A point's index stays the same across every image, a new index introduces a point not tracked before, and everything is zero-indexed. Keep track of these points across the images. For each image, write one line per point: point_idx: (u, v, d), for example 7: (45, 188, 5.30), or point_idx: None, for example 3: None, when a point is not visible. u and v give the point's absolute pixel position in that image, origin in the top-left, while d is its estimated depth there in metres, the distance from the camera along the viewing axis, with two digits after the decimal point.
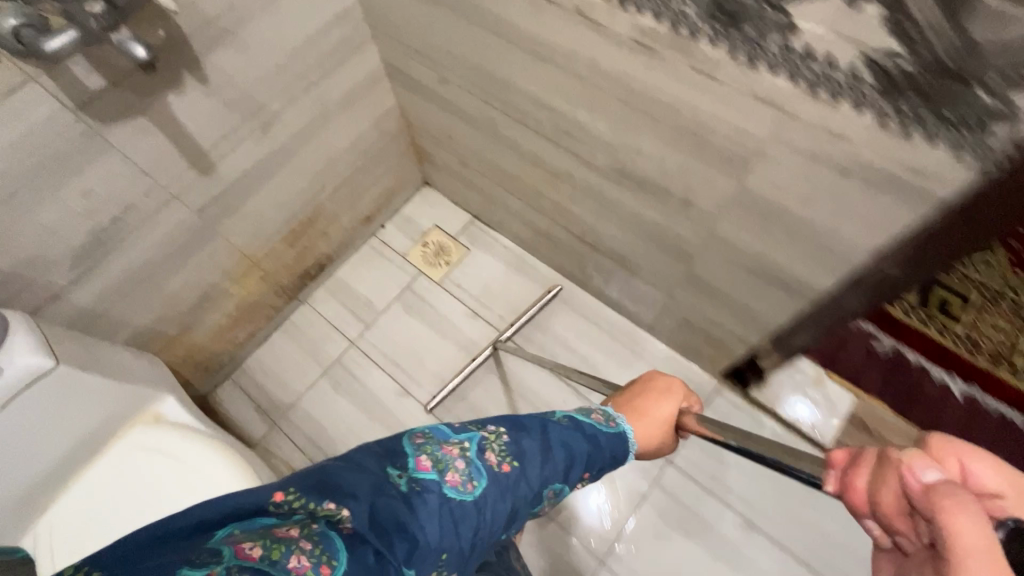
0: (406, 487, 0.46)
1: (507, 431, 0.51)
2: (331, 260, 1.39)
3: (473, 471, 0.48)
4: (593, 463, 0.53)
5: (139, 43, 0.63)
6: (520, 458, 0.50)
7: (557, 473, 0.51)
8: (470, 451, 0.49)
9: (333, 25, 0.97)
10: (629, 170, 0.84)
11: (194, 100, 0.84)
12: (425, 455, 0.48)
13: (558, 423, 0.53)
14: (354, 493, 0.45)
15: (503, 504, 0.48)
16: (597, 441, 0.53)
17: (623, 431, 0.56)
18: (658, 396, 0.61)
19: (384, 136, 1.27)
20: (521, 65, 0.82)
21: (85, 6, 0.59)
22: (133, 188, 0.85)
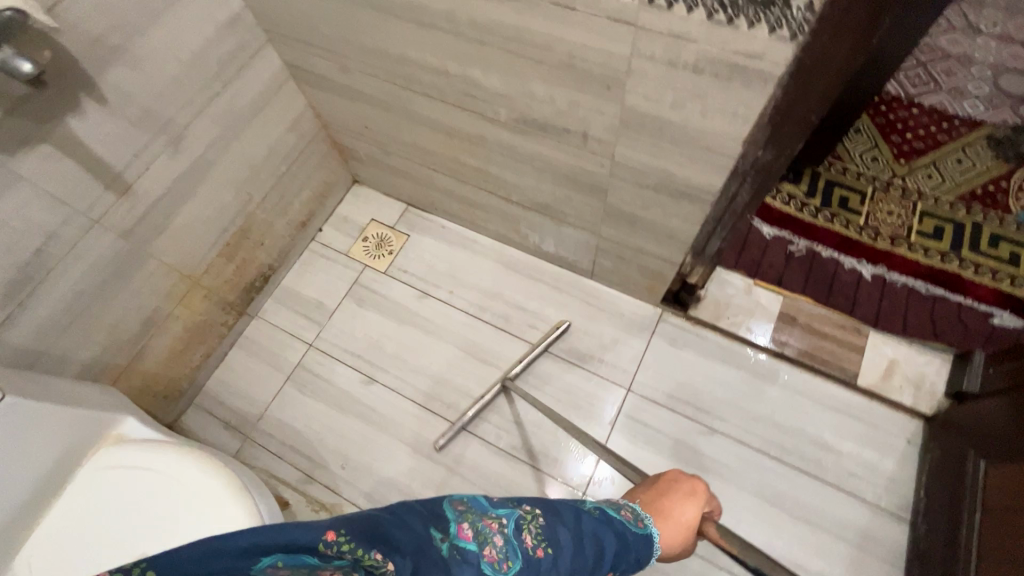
0: (450, 552, 0.48)
1: (542, 517, 0.55)
2: (274, 270, 1.40)
3: (509, 550, 0.50)
4: (615, 564, 0.56)
5: (25, 59, 0.65)
6: (554, 547, 0.52)
7: (585, 569, 0.53)
8: (508, 529, 0.53)
9: (226, 33, 1.00)
10: (529, 118, 0.90)
11: (97, 121, 0.86)
12: (466, 524, 0.52)
13: (589, 515, 0.57)
14: (401, 548, 0.44)
15: None
16: (626, 539, 0.57)
17: (651, 533, 0.59)
18: (682, 499, 0.63)
19: (302, 138, 1.29)
20: (410, 36, 0.87)
21: None
22: (50, 219, 0.85)
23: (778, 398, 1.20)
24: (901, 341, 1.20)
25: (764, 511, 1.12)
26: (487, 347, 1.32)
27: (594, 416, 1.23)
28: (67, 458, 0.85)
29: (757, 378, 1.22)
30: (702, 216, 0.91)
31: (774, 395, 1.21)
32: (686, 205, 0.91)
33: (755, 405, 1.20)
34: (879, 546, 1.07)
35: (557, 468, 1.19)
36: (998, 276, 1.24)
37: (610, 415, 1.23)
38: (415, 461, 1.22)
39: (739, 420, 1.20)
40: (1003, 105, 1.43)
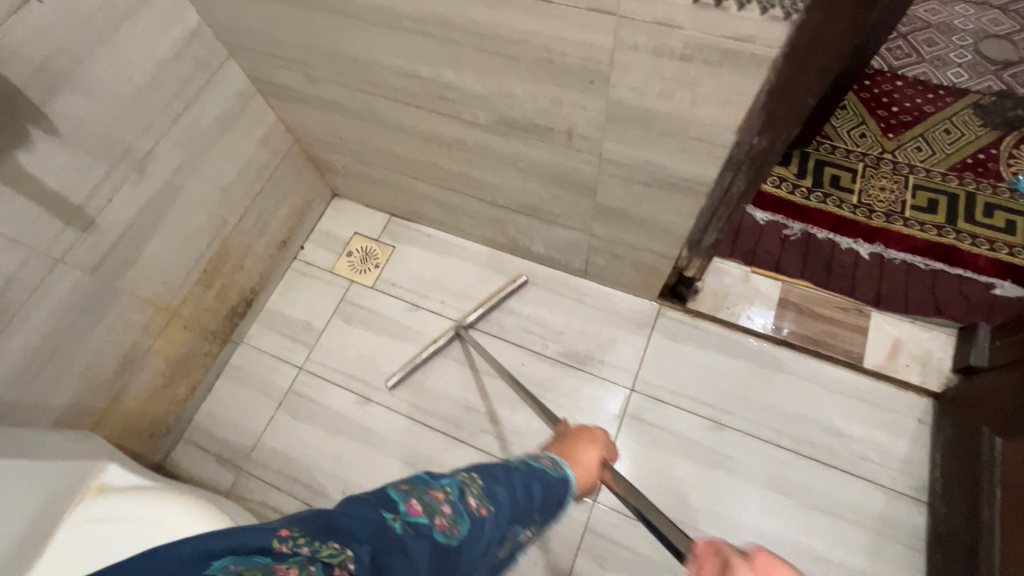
0: (401, 533, 0.51)
1: (480, 479, 0.59)
2: (257, 293, 1.35)
3: (457, 516, 0.54)
4: (546, 507, 0.63)
5: None
6: (495, 505, 0.57)
7: (523, 517, 0.59)
8: (453, 495, 0.56)
9: (184, 50, 0.95)
10: (509, 119, 0.86)
11: (49, 154, 0.80)
12: (414, 500, 0.55)
13: (519, 468, 0.63)
14: (357, 540, 0.49)
15: (480, 547, 0.54)
16: (548, 484, 0.63)
17: (567, 476, 0.66)
18: (585, 446, 0.73)
19: (274, 154, 1.24)
20: (377, 42, 0.82)
21: None
22: (7, 262, 0.80)
23: (786, 386, 1.17)
24: (904, 320, 1.18)
25: (783, 504, 1.09)
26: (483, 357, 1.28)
27: (599, 419, 1.19)
28: (40, 526, 0.78)
29: (762, 367, 1.19)
30: (697, 208, 0.88)
31: (782, 384, 1.18)
32: (679, 198, 0.87)
33: (763, 396, 1.17)
34: (898, 530, 1.05)
35: None
36: (994, 246, 1.22)
37: (616, 417, 1.19)
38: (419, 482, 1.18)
39: (747, 412, 1.17)
40: (987, 71, 1.41)
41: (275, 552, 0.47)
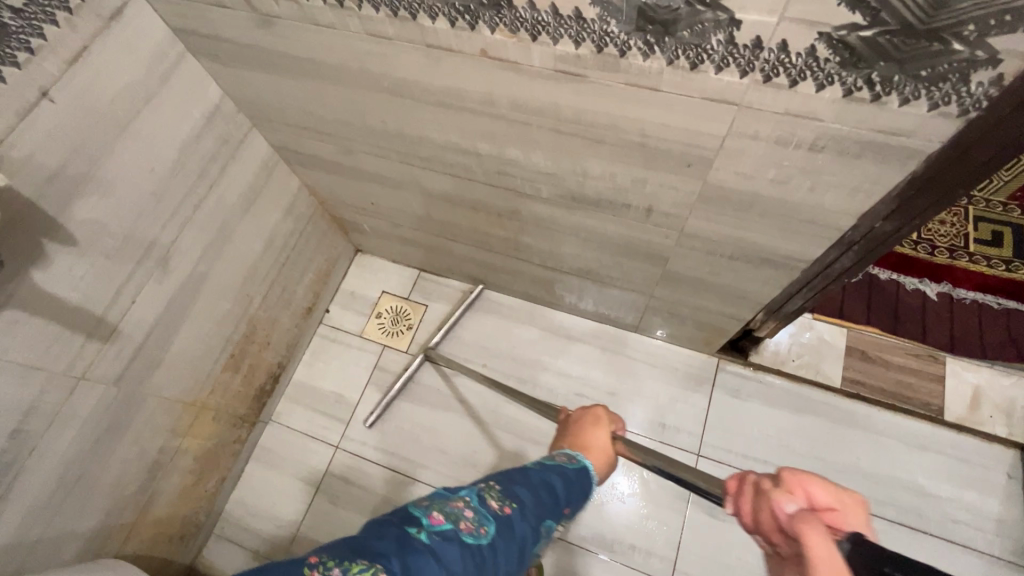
0: (425, 541, 0.47)
1: (498, 484, 0.56)
2: (284, 366, 1.25)
3: (482, 518, 0.51)
4: (571, 501, 0.61)
5: None
6: (519, 502, 0.54)
7: (549, 511, 0.57)
8: (473, 502, 0.53)
9: (206, 128, 0.85)
10: (579, 195, 0.78)
11: (66, 268, 0.70)
12: (435, 511, 0.50)
13: (534, 467, 0.62)
14: (382, 555, 0.44)
15: (512, 545, 0.51)
16: (569, 475, 0.62)
17: (585, 465, 0.66)
18: (592, 429, 0.70)
19: (299, 221, 1.14)
20: (432, 119, 0.73)
21: None
22: (24, 393, 0.70)
23: (862, 442, 1.10)
24: (981, 365, 1.12)
25: None
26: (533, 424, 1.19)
27: (667, 491, 1.11)
28: None
29: (836, 422, 1.12)
30: (788, 280, 0.80)
31: (858, 438, 1.10)
32: (768, 271, 0.79)
33: (840, 453, 1.10)
34: None
35: (638, 557, 1.07)
36: None
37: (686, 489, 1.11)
38: None
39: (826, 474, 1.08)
40: None
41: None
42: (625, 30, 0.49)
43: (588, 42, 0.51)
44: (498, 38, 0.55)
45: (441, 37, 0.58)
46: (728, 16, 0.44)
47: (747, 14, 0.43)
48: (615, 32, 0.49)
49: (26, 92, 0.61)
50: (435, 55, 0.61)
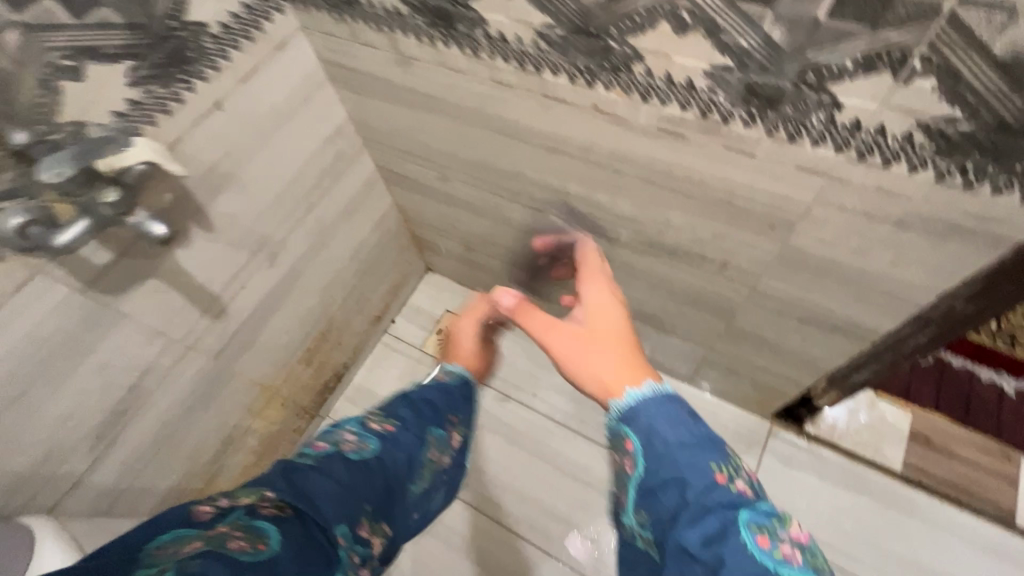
0: (305, 464, 0.52)
1: (381, 408, 0.61)
2: (348, 368, 1.34)
3: (363, 438, 0.56)
4: (455, 407, 0.65)
5: (156, 220, 0.63)
6: (399, 420, 0.59)
7: (432, 421, 0.61)
8: (355, 427, 0.57)
9: (327, 144, 0.96)
10: (657, 242, 0.82)
11: (201, 249, 0.81)
12: (318, 441, 0.55)
13: (421, 386, 0.65)
14: (269, 478, 0.50)
15: (397, 455, 0.56)
16: (447, 390, 0.65)
17: (466, 373, 0.69)
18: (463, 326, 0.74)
19: (385, 236, 1.24)
20: (531, 159, 0.81)
21: (98, 196, 0.59)
22: (147, 352, 0.80)
23: (915, 532, 1.05)
24: None
25: None
26: (580, 462, 1.18)
27: None
28: None
29: (889, 507, 1.07)
30: (857, 350, 0.81)
31: (910, 527, 1.05)
32: (838, 339, 0.80)
33: (891, 541, 1.05)
34: None
35: None
36: None
37: None
38: None
39: (874, 560, 1.04)
40: None
41: (195, 524, 0.46)
42: (732, 101, 0.55)
43: (694, 107, 0.57)
44: (611, 95, 0.62)
45: (559, 90, 0.66)
46: (831, 99, 0.49)
47: (849, 97, 0.49)
48: (722, 102, 0.55)
49: (205, 101, 0.73)
50: (549, 104, 0.69)
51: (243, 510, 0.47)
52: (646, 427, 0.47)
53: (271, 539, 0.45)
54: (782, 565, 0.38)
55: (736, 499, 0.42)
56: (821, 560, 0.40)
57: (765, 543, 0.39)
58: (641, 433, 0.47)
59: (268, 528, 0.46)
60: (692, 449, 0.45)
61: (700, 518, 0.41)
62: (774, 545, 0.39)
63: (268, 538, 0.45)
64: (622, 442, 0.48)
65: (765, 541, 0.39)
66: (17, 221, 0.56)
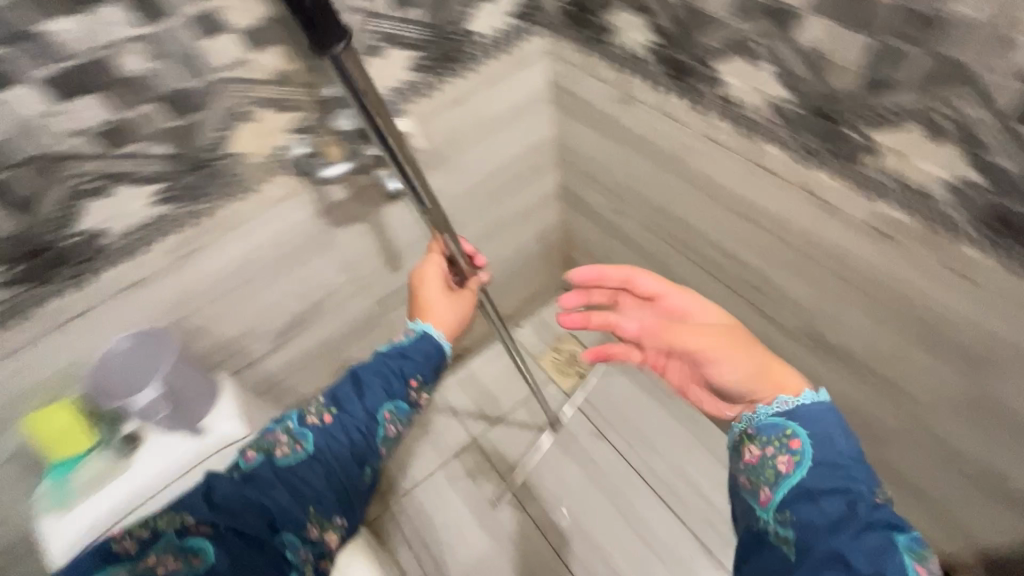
0: (232, 479, 0.57)
1: (323, 395, 0.65)
2: (468, 352, 1.41)
3: (297, 437, 0.60)
4: (409, 371, 0.67)
5: (394, 179, 0.82)
6: (337, 407, 0.63)
7: (382, 395, 0.64)
8: (291, 425, 0.61)
9: (528, 153, 1.06)
10: (823, 338, 0.78)
11: (405, 209, 0.95)
12: (250, 448, 0.61)
13: (372, 360, 0.67)
14: (188, 504, 0.56)
15: (336, 442, 0.61)
16: (395, 354, 0.68)
17: (424, 332, 0.72)
18: (425, 283, 0.78)
19: (544, 247, 1.31)
20: (716, 218, 0.82)
21: (365, 148, 0.77)
22: (338, 279, 0.96)
23: None
24: None
25: None
26: (646, 520, 1.15)
27: None
28: None
29: None
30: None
31: None
32: (1011, 516, 0.69)
33: None
34: None
35: None
36: None
37: None
38: None
39: None
40: None
41: (121, 557, 0.53)
42: (969, 221, 0.52)
43: (919, 215, 0.56)
44: (829, 180, 0.62)
45: (773, 161, 0.67)
46: None
47: None
48: (956, 218, 0.53)
49: (455, 94, 0.86)
50: (757, 173, 0.70)
51: (173, 532, 0.54)
52: (824, 433, 0.51)
53: (203, 555, 0.52)
54: None
55: (897, 521, 0.45)
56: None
57: (920, 567, 0.42)
58: (817, 435, 0.51)
59: (199, 545, 0.53)
60: (862, 469, 0.49)
61: (868, 529, 0.44)
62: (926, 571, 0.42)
63: (201, 554, 0.52)
64: (788, 439, 0.52)
65: (921, 566, 0.42)
66: (307, 150, 0.75)
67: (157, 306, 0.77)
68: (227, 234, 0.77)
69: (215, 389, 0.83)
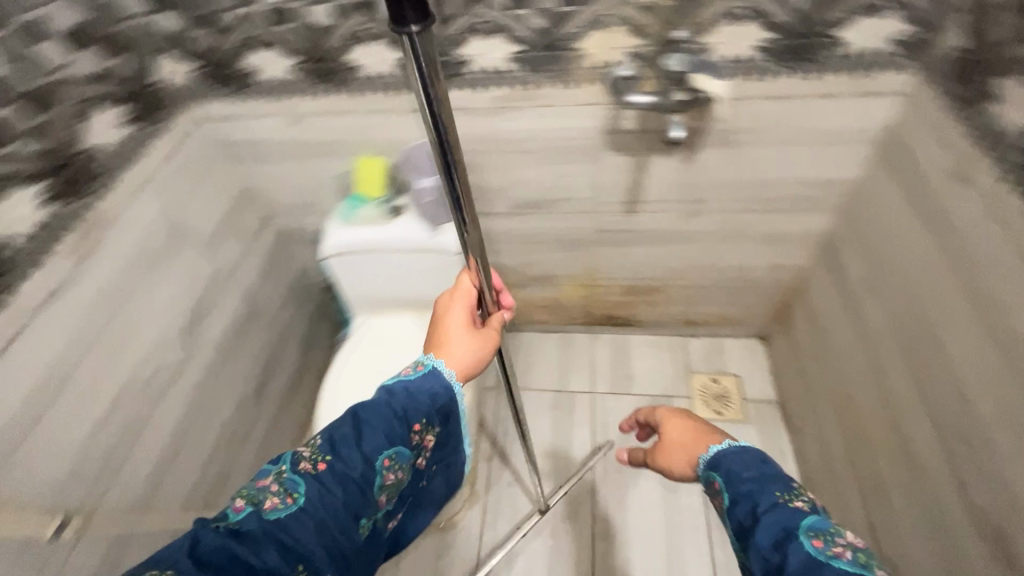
0: (217, 533, 0.47)
1: (319, 437, 0.55)
2: (636, 327, 1.46)
3: (290, 484, 0.50)
4: (413, 415, 0.57)
5: (680, 128, 0.87)
6: (333, 454, 0.53)
7: (380, 437, 0.54)
8: (283, 471, 0.52)
9: (817, 183, 1.01)
10: (1006, 537, 0.64)
11: (671, 166, 1.02)
12: (239, 498, 0.50)
13: (368, 401, 0.57)
14: (167, 560, 0.45)
15: (331, 493, 0.51)
16: (399, 392, 0.58)
17: (430, 368, 0.61)
18: (447, 319, 0.65)
19: (769, 282, 1.25)
20: (972, 344, 0.70)
21: (674, 95, 0.83)
22: (584, 193, 1.09)
23: None
24: None
25: None
26: (684, 566, 1.12)
27: None
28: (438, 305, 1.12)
29: None
30: None
31: None
32: None
33: None
34: None
35: None
36: None
37: None
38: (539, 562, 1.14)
39: None
40: None
41: None
42: None
43: None
44: None
45: None
46: None
47: None
48: None
49: (783, 91, 0.87)
50: None
51: None
52: (726, 466, 0.51)
53: None
54: (836, 560, 0.41)
55: (790, 514, 0.45)
56: (877, 565, 0.42)
57: (818, 543, 0.42)
58: (723, 466, 0.51)
59: None
60: (764, 478, 0.48)
61: (771, 531, 0.44)
62: (828, 549, 0.42)
63: None
64: (711, 483, 0.52)
65: (819, 542, 0.42)
66: (625, 72, 0.85)
67: (461, 133, 1.00)
68: (535, 108, 0.94)
69: (457, 211, 1.04)
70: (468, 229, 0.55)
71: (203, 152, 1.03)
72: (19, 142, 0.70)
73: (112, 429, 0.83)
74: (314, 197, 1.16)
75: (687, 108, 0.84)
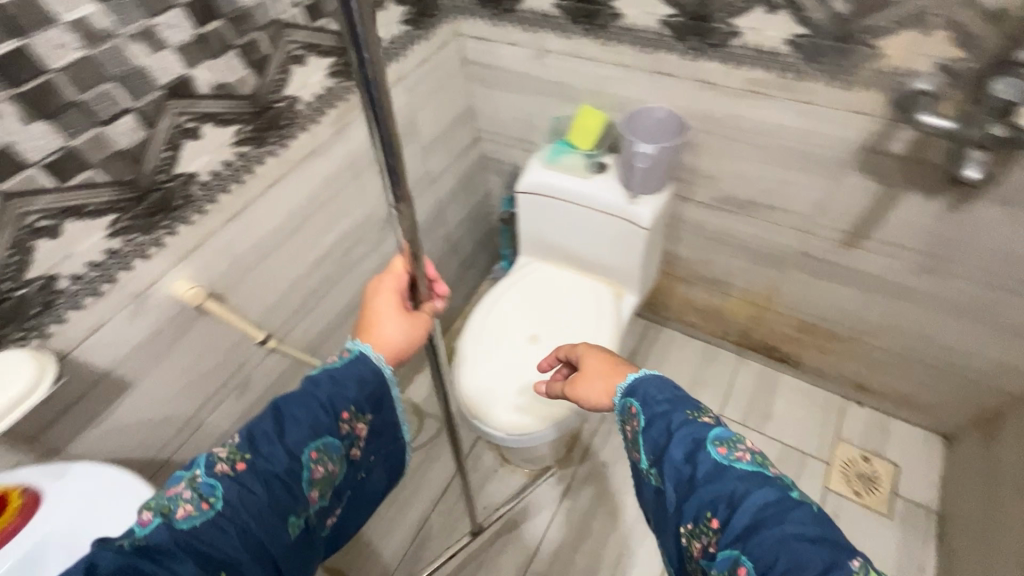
0: (123, 550, 0.41)
1: (237, 436, 0.50)
2: (794, 368, 1.31)
3: (207, 489, 0.46)
4: (339, 403, 0.54)
5: (979, 169, 0.72)
6: (254, 453, 0.49)
7: (307, 433, 0.51)
8: (197, 475, 0.47)
9: None
10: None
11: (928, 208, 0.86)
12: (148, 510, 0.45)
13: (291, 393, 0.53)
14: None
15: (253, 496, 0.47)
16: (324, 380, 0.55)
17: (358, 353, 0.58)
18: (374, 301, 0.60)
19: (990, 380, 1.03)
20: None
21: (987, 126, 0.70)
22: (805, 208, 0.97)
23: None
24: None
25: None
26: None
27: None
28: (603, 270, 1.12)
29: None
30: None
31: None
32: None
33: None
34: None
35: None
36: None
37: None
38: (607, 548, 1.14)
39: None
40: None
41: None
42: None
43: None
44: None
45: None
46: None
47: None
48: None
49: None
50: None
51: None
52: (641, 394, 0.52)
53: None
54: (737, 462, 0.44)
55: (698, 428, 0.47)
56: (769, 462, 0.45)
57: (722, 449, 0.45)
58: (638, 393, 0.52)
59: None
60: (676, 398, 0.51)
61: (683, 445, 0.46)
62: (730, 454, 0.45)
63: None
64: (627, 409, 0.53)
65: (723, 449, 0.45)
66: (925, 87, 0.74)
67: (694, 108, 0.95)
68: (791, 102, 0.85)
69: (658, 187, 1.01)
70: (398, 206, 0.50)
71: (449, 64, 1.11)
72: (329, 18, 0.82)
73: (315, 277, 0.98)
74: (524, 133, 1.19)
75: (996, 146, 0.70)
